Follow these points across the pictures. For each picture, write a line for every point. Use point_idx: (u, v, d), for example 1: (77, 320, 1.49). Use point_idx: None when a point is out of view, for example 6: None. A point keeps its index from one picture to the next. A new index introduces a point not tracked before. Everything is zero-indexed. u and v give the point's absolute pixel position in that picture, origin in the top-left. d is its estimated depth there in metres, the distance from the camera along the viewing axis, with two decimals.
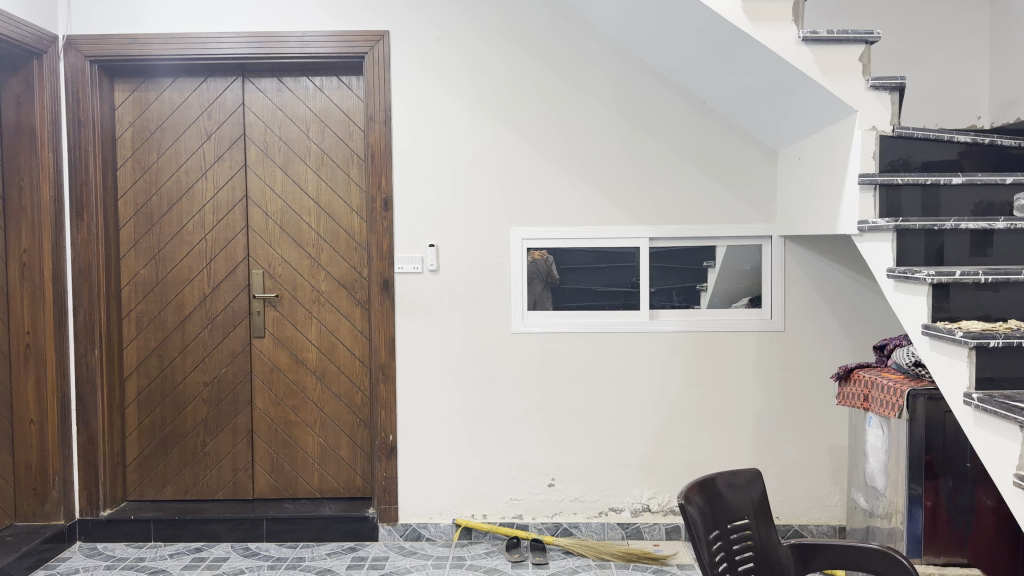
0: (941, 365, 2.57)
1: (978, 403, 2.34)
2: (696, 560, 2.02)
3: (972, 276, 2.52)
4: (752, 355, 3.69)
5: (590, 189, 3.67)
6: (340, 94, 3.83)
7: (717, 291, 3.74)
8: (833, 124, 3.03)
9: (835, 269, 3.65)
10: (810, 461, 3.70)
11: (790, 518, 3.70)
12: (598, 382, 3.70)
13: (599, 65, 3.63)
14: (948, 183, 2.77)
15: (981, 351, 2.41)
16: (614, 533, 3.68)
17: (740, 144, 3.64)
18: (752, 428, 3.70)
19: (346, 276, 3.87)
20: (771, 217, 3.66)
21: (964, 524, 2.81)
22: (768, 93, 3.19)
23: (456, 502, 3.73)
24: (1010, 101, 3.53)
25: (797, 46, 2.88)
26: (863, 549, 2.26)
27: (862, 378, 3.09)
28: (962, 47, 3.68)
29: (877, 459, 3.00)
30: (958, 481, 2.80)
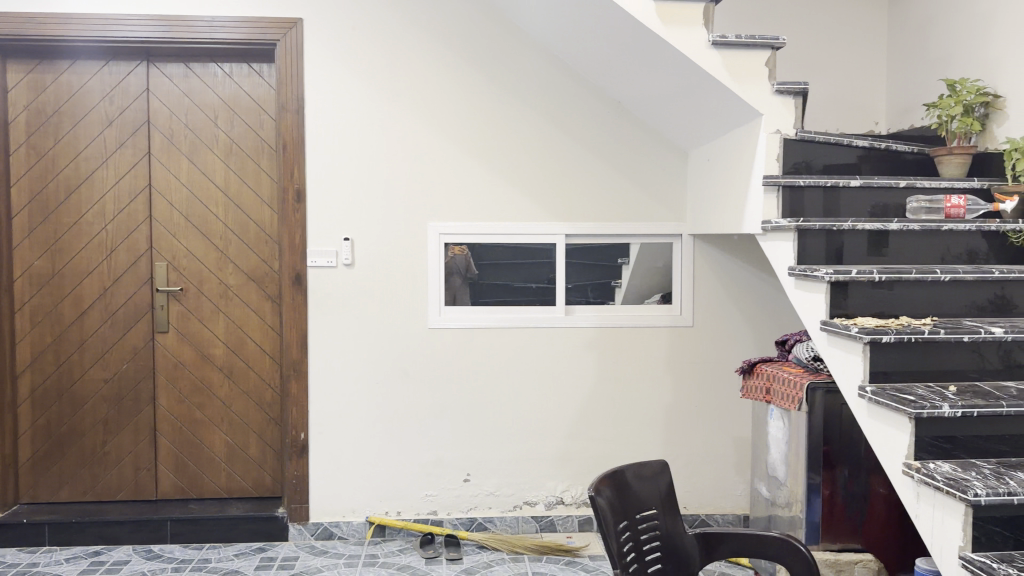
0: (838, 360, 2.68)
1: (872, 396, 2.46)
2: (606, 551, 2.06)
3: (867, 275, 2.64)
4: (664, 350, 3.77)
5: (507, 185, 3.68)
6: (251, 82, 3.72)
7: (631, 287, 3.81)
8: (740, 125, 3.13)
9: (742, 267, 3.78)
10: (717, 452, 3.81)
11: (698, 508, 3.80)
12: (514, 377, 3.72)
13: (516, 62, 3.64)
14: (847, 185, 2.91)
15: (876, 346, 2.53)
16: (527, 526, 3.71)
17: (651, 143, 3.71)
18: (662, 421, 3.78)
19: (255, 269, 3.76)
20: (681, 215, 3.75)
21: (858, 511, 2.95)
22: (680, 95, 3.26)
23: (369, 499, 3.68)
24: (905, 109, 3.72)
25: (707, 50, 2.95)
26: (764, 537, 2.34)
27: (764, 371, 3.21)
28: (861, 54, 3.86)
29: (778, 450, 3.12)
30: (853, 470, 2.93)
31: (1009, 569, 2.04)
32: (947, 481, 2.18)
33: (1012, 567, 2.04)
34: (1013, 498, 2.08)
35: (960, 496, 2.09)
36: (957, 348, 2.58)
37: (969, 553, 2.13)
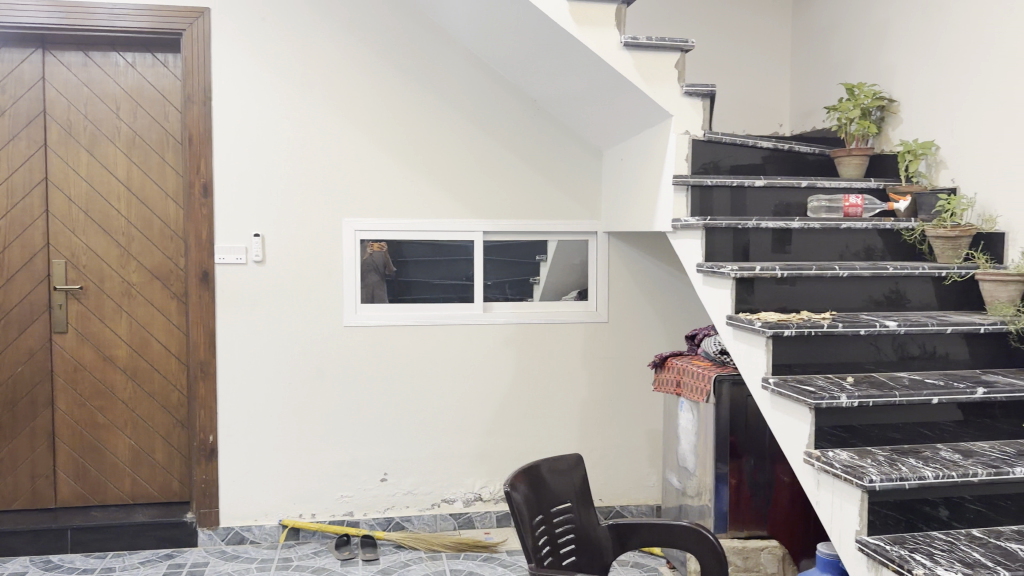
0: (743, 353, 2.77)
1: (774, 387, 2.55)
2: (521, 545, 2.08)
3: (770, 271, 2.74)
4: (580, 346, 3.82)
5: (423, 182, 3.66)
6: (155, 72, 3.59)
7: (549, 284, 3.86)
8: (651, 125, 3.20)
9: (655, 264, 3.86)
10: (631, 445, 3.88)
11: (613, 500, 3.87)
12: (431, 374, 3.70)
13: (431, 59, 3.62)
14: (752, 185, 3.02)
15: (778, 340, 2.62)
16: (445, 523, 3.70)
17: (566, 142, 3.75)
18: (579, 416, 3.83)
19: (160, 267, 3.63)
20: (596, 213, 3.81)
21: (763, 499, 3.04)
22: (593, 95, 3.31)
23: (282, 502, 3.61)
24: (807, 112, 3.88)
25: (619, 50, 2.99)
26: (676, 528, 2.37)
27: (675, 365, 3.29)
28: (767, 58, 4.00)
29: (688, 441, 3.21)
30: (758, 460, 3.03)
31: (901, 550, 2.14)
32: (845, 468, 2.27)
33: (903, 548, 2.15)
34: (904, 484, 2.19)
35: (857, 482, 2.19)
36: (855, 341, 2.69)
37: (866, 536, 2.22)
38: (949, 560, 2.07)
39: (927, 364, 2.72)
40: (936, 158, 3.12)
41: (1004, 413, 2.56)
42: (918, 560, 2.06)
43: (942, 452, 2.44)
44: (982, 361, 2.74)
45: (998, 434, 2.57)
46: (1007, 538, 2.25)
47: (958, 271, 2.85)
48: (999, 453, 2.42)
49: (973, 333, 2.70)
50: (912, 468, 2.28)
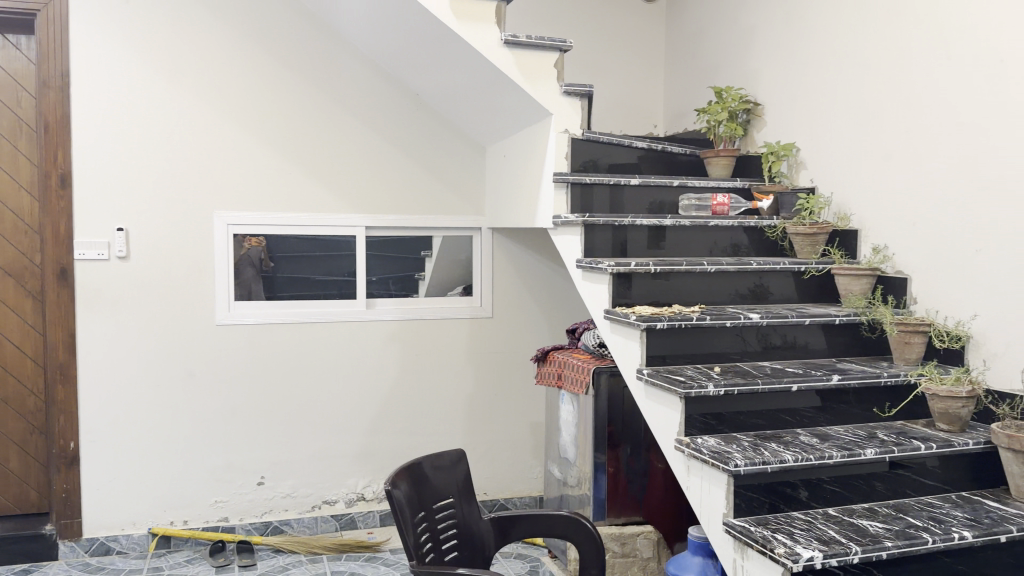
0: (619, 346, 2.84)
1: (648, 377, 2.63)
2: (402, 544, 2.06)
3: (644, 266, 2.83)
4: (464, 341, 3.84)
5: (302, 176, 3.58)
6: (6, 54, 3.34)
7: (434, 279, 3.86)
8: (532, 123, 3.25)
9: (537, 259, 3.94)
10: (515, 438, 3.94)
11: (497, 493, 3.92)
12: (312, 373, 3.63)
13: (309, 48, 3.54)
14: (628, 183, 3.12)
15: (652, 333, 2.70)
16: (326, 525, 3.64)
17: (449, 137, 3.76)
18: (463, 412, 3.85)
19: (11, 262, 3.39)
20: (479, 209, 3.84)
21: (639, 486, 3.14)
22: (474, 91, 3.33)
23: (152, 509, 3.45)
24: (679, 114, 4.05)
25: (500, 48, 3.01)
26: (555, 517, 2.36)
27: (556, 359, 3.36)
28: (643, 61, 4.15)
29: (568, 433, 3.28)
30: (634, 448, 3.13)
31: (764, 530, 2.21)
32: (712, 454, 2.37)
33: (766, 529, 2.23)
34: (765, 467, 2.30)
35: (723, 467, 2.28)
36: (722, 332, 2.79)
37: (732, 519, 2.30)
38: (808, 538, 2.14)
39: (787, 353, 2.85)
40: (796, 159, 3.32)
41: (857, 398, 2.67)
42: (779, 539, 2.14)
43: (801, 436, 2.56)
44: (838, 350, 2.89)
45: (852, 418, 2.68)
46: (858, 514, 2.32)
47: (816, 267, 3.03)
48: (851, 436, 2.54)
49: (830, 324, 2.85)
50: (774, 452, 2.38)
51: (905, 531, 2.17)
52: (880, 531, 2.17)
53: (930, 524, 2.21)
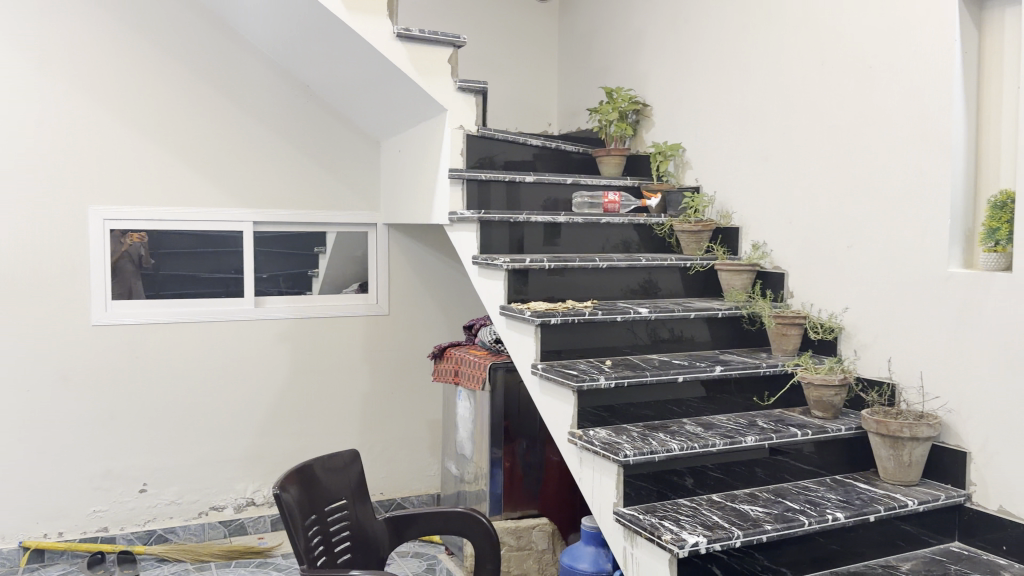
0: (514, 341, 2.85)
1: (542, 372, 2.66)
2: (292, 549, 1.99)
3: (539, 263, 2.85)
4: (359, 339, 3.79)
5: (186, 169, 3.45)
6: None
7: (328, 276, 3.80)
8: (426, 119, 3.23)
9: (433, 255, 3.93)
10: (411, 436, 3.92)
11: (393, 492, 3.88)
12: (198, 374, 3.50)
13: (193, 35, 3.42)
14: (524, 181, 3.15)
15: (545, 328, 2.72)
16: (215, 532, 3.50)
17: (342, 131, 3.70)
18: (358, 410, 3.80)
19: None
20: (374, 205, 3.80)
21: (534, 480, 3.14)
22: (367, 85, 3.29)
23: (22, 522, 3.24)
24: (572, 113, 4.15)
25: (392, 41, 2.98)
26: (450, 514, 2.33)
27: (453, 355, 3.35)
28: (537, 61, 4.21)
29: (465, 429, 3.27)
30: (530, 442, 3.13)
31: (652, 518, 2.28)
32: (603, 445, 2.42)
33: (654, 516, 2.30)
34: (653, 456, 2.36)
35: (613, 458, 2.33)
36: (614, 326, 2.85)
37: (622, 508, 2.36)
38: (693, 525, 2.23)
39: (675, 346, 2.94)
40: (682, 159, 3.44)
41: (739, 388, 2.78)
42: (666, 526, 2.22)
43: (687, 425, 2.64)
44: (721, 342, 3.01)
45: (734, 407, 2.79)
46: (740, 499, 2.43)
47: (701, 262, 3.15)
48: (734, 424, 2.64)
49: (713, 318, 2.97)
50: (661, 442, 2.45)
51: (783, 514, 2.28)
52: (760, 515, 2.28)
53: (806, 506, 2.33)
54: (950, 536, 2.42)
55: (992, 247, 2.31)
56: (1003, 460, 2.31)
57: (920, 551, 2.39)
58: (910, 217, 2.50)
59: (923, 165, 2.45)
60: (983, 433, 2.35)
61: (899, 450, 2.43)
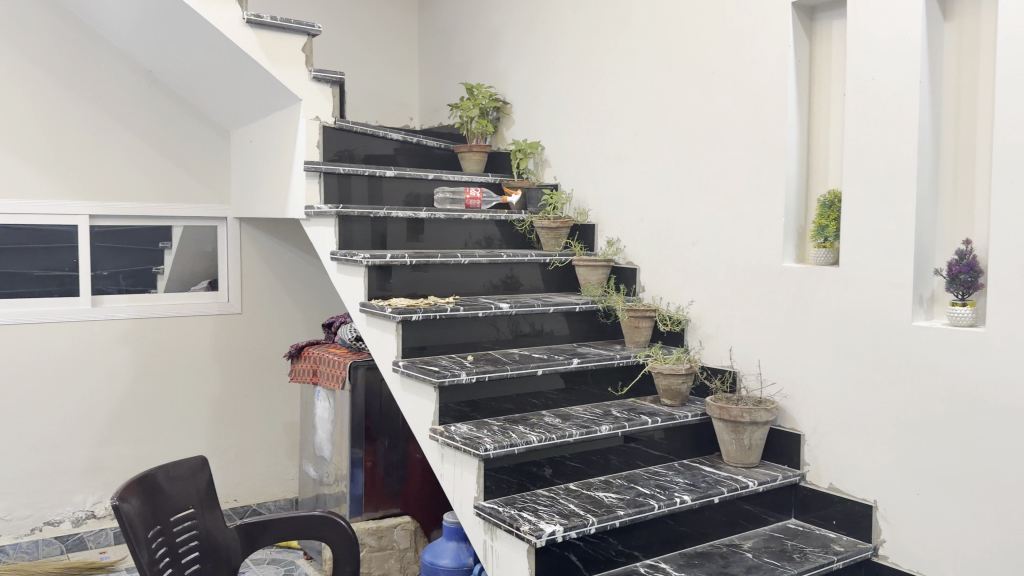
0: (374, 338, 2.76)
1: (403, 369, 2.58)
2: (133, 562, 1.82)
3: (399, 259, 2.77)
4: (210, 338, 3.61)
5: (13, 157, 3.17)
6: None
7: (174, 274, 3.61)
8: (280, 109, 3.12)
9: (288, 251, 3.80)
10: (267, 439, 3.77)
11: (249, 498, 3.72)
12: (28, 379, 3.20)
13: (18, 13, 3.16)
14: (384, 175, 3.09)
15: (406, 324, 2.65)
16: (50, 548, 3.23)
17: (188, 121, 3.54)
18: (210, 414, 3.62)
19: None
20: (225, 198, 3.65)
21: (396, 479, 3.07)
22: (215, 73, 3.13)
23: None
24: (432, 108, 4.16)
25: (241, 27, 2.84)
26: (306, 518, 2.24)
27: (311, 354, 3.23)
28: (397, 54, 4.17)
29: (324, 430, 3.15)
30: (392, 441, 3.05)
31: (511, 510, 2.30)
32: (464, 440, 2.40)
33: (513, 508, 2.31)
34: (513, 449, 2.38)
35: (474, 453, 2.32)
36: (476, 321, 2.83)
37: (482, 501, 2.36)
38: (550, 514, 2.26)
39: (535, 340, 2.97)
40: (541, 157, 3.51)
41: (595, 379, 2.85)
42: (525, 517, 2.24)
43: (546, 417, 2.67)
44: (579, 335, 3.07)
45: (590, 398, 2.85)
46: (596, 487, 2.50)
47: (560, 258, 3.20)
48: (589, 415, 2.70)
49: (571, 311, 3.03)
50: (521, 434, 2.47)
51: (635, 499, 2.37)
52: (614, 501, 2.36)
53: (657, 491, 2.44)
54: (787, 513, 2.59)
55: (822, 243, 2.49)
56: (832, 441, 2.50)
57: (761, 529, 2.54)
58: (750, 215, 2.66)
59: (760, 166, 2.61)
60: (815, 416, 2.54)
61: (740, 434, 2.58)
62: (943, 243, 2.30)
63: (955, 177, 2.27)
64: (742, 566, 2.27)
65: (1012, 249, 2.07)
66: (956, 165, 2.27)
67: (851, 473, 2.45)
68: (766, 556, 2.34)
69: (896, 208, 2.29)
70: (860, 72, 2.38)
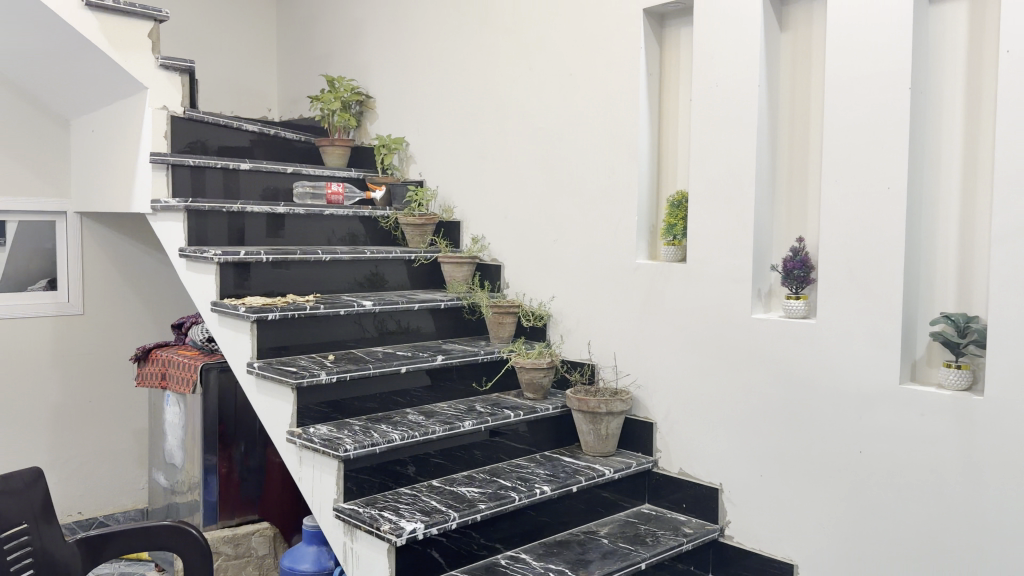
0: (227, 339, 2.63)
1: (258, 370, 2.48)
2: None
3: (254, 256, 2.66)
4: (47, 341, 3.36)
5: None
6: None
7: (9, 273, 3.30)
8: (124, 98, 2.94)
9: (134, 249, 3.60)
10: (114, 446, 3.56)
11: (94, 511, 3.49)
12: None
13: None
14: (239, 168, 2.97)
15: (262, 324, 2.54)
16: None
17: (21, 108, 3.29)
18: (48, 422, 3.37)
19: None
20: (63, 191, 3.41)
21: (254, 484, 2.96)
22: (50, 57, 2.91)
23: None
24: (291, 100, 4.06)
25: (80, 10, 2.65)
26: (154, 528, 2.07)
27: (159, 357, 3.06)
28: (254, 44, 4.06)
29: (175, 436, 3.00)
30: (248, 445, 2.94)
31: (372, 510, 2.26)
32: (323, 441, 2.33)
33: (374, 508, 2.27)
34: (375, 448, 2.33)
35: (334, 454, 2.26)
36: (338, 320, 2.76)
37: (342, 502, 2.31)
38: (411, 512, 2.25)
39: (400, 338, 2.94)
40: (406, 153, 3.48)
41: (460, 375, 2.85)
42: (385, 517, 2.21)
43: (409, 415, 2.64)
44: (444, 331, 3.07)
45: (455, 394, 2.85)
46: (458, 483, 2.50)
47: (425, 255, 3.19)
48: (453, 411, 2.70)
49: (437, 308, 3.02)
50: (383, 433, 2.43)
51: (496, 492, 2.40)
52: (476, 495, 2.37)
53: (517, 483, 2.47)
54: (641, 499, 2.70)
55: (671, 240, 2.63)
56: (683, 429, 2.62)
57: (617, 515, 2.63)
58: (607, 213, 2.75)
59: (615, 166, 2.70)
60: (667, 406, 2.66)
61: (598, 425, 2.66)
62: (780, 240, 2.46)
63: (788, 180, 2.43)
64: (598, 552, 2.35)
65: (838, 247, 2.24)
66: (790, 168, 2.42)
67: (700, 458, 2.59)
68: (621, 541, 2.42)
69: (738, 207, 2.43)
70: (706, 79, 2.50)
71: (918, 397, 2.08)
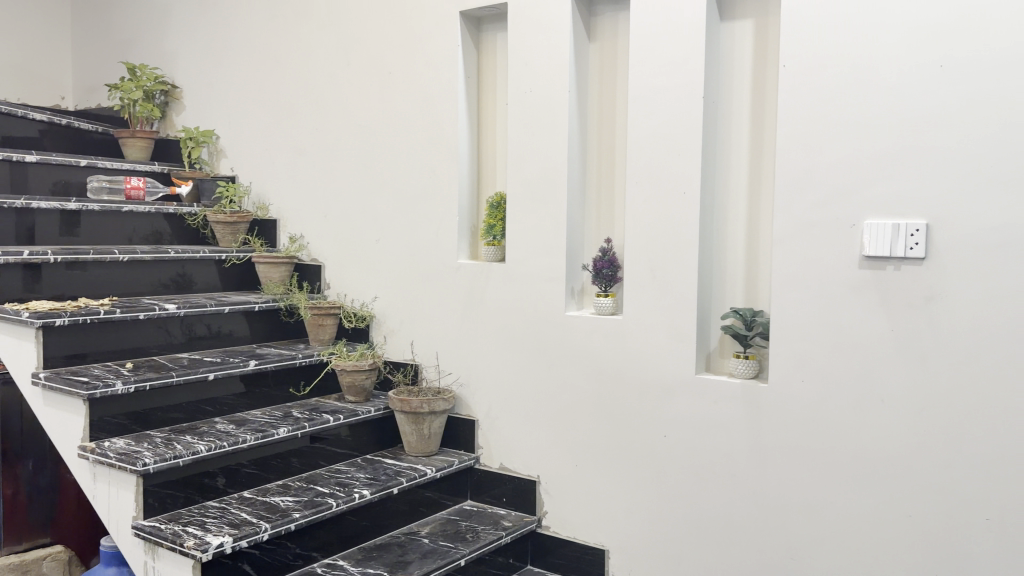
0: (8, 348, 2.40)
1: (44, 381, 2.29)
2: None
3: (40, 256, 2.44)
4: None
5: None
6: None
7: None
8: None
9: None
10: None
11: None
12: None
13: None
14: (26, 160, 2.73)
15: (49, 331, 2.34)
16: None
17: None
18: None
19: None
20: None
21: (44, 505, 2.73)
22: None
23: None
24: (86, 89, 3.85)
25: None
26: None
27: None
28: (41, 27, 3.81)
29: None
30: (37, 463, 2.71)
31: (175, 526, 2.14)
32: (119, 456, 2.18)
33: (177, 524, 2.15)
34: (177, 461, 2.21)
35: (130, 469, 2.12)
36: (138, 325, 2.58)
37: (141, 520, 2.16)
38: (219, 525, 2.14)
39: (211, 343, 2.80)
40: (216, 147, 3.34)
41: (276, 380, 2.76)
42: (190, 532, 2.10)
43: (218, 424, 2.52)
44: (260, 335, 2.96)
45: (271, 400, 2.76)
46: (272, 491, 2.41)
47: (237, 255, 3.07)
48: (268, 418, 2.61)
49: (250, 311, 2.91)
50: (187, 445, 2.30)
51: (312, 500, 2.34)
52: (290, 504, 2.30)
53: (335, 489, 2.43)
54: (463, 496, 2.73)
55: (491, 241, 2.68)
56: (503, 424, 2.68)
57: (439, 514, 2.64)
58: (426, 212, 2.76)
59: (435, 166, 2.72)
60: (488, 402, 2.71)
61: (420, 425, 2.66)
62: (589, 240, 2.57)
63: (597, 182, 2.55)
64: (418, 553, 2.35)
65: (638, 248, 2.37)
66: (598, 171, 2.54)
67: (519, 452, 2.65)
68: (441, 540, 2.44)
69: (551, 208, 2.51)
70: (519, 83, 2.56)
71: (712, 385, 2.24)
